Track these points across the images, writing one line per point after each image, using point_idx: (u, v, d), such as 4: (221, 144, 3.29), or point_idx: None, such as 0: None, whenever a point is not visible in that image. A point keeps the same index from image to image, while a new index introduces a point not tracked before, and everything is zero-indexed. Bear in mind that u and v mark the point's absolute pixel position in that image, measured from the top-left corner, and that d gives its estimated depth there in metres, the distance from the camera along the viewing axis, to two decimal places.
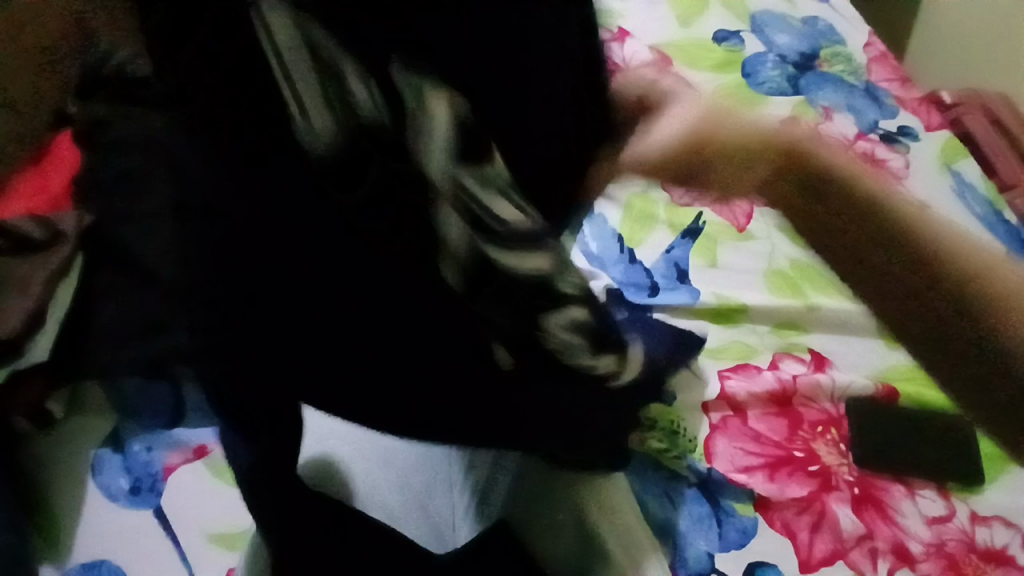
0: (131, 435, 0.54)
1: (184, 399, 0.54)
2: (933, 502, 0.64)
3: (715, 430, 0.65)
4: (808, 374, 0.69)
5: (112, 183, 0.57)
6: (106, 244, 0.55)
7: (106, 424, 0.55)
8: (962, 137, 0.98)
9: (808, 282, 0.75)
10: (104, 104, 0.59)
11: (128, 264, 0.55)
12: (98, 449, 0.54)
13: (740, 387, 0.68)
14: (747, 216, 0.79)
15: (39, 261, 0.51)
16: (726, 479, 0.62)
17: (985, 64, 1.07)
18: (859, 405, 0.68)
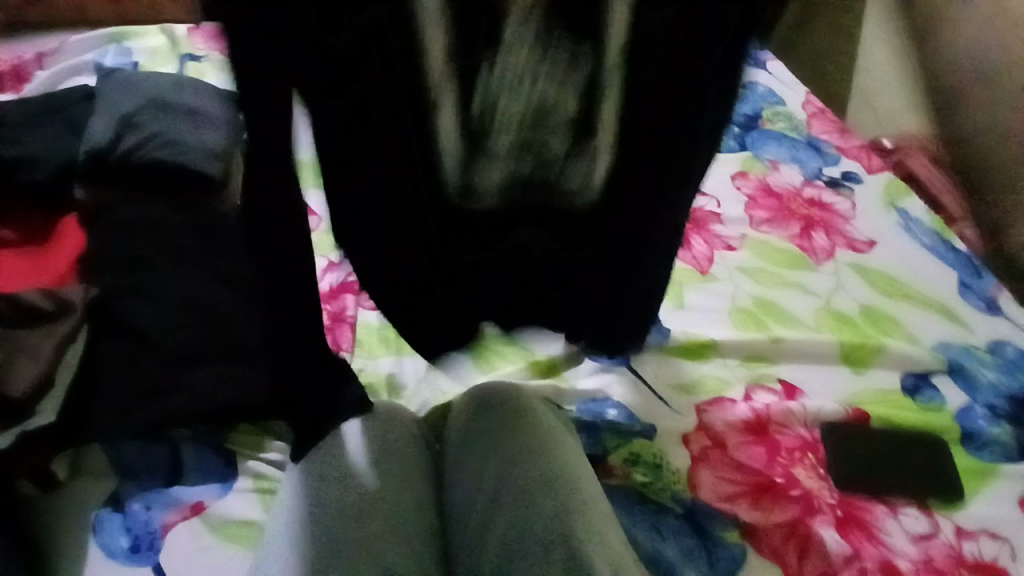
0: (130, 496, 0.56)
1: (181, 461, 0.58)
2: (916, 520, 0.66)
3: (697, 461, 0.67)
4: (780, 402, 0.72)
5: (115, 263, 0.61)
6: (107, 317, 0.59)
7: (106, 486, 0.57)
8: (906, 177, 1.07)
9: (771, 318, 0.80)
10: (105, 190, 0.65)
11: (125, 332, 0.59)
12: (99, 509, 0.56)
13: (717, 419, 0.70)
14: (710, 260, 0.85)
15: (47, 330, 0.55)
16: (712, 508, 0.64)
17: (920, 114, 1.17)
18: (834, 428, 0.71)
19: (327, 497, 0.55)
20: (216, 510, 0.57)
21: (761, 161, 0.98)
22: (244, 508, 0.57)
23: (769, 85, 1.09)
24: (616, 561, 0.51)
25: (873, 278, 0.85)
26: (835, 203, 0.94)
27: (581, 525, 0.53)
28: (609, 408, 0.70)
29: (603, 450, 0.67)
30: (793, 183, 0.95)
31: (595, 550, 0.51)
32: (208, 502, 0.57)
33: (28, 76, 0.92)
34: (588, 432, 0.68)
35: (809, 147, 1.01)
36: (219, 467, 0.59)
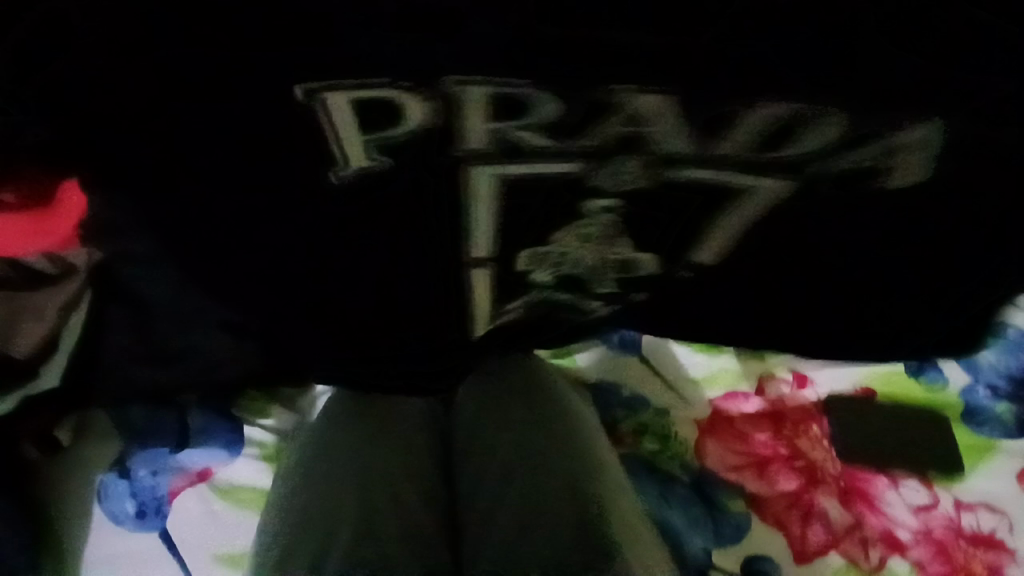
0: (136, 459, 0.56)
1: (189, 425, 0.58)
2: (916, 492, 0.68)
3: (704, 433, 0.66)
4: (793, 395, 0.71)
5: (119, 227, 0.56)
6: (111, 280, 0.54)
7: (112, 449, 0.57)
8: None
9: None
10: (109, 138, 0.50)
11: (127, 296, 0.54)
12: (103, 474, 0.56)
13: (731, 405, 0.68)
14: None
15: (52, 292, 0.53)
16: (719, 479, 0.64)
17: None
18: (845, 407, 0.71)
19: (337, 475, 0.54)
20: (224, 476, 0.57)
21: None
22: (254, 473, 0.57)
23: None
24: (632, 539, 0.51)
25: None
26: None
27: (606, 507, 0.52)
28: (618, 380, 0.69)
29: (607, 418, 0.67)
30: None
31: (620, 527, 0.51)
32: (214, 468, 0.57)
33: None
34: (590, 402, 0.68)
35: None
36: (224, 430, 0.58)
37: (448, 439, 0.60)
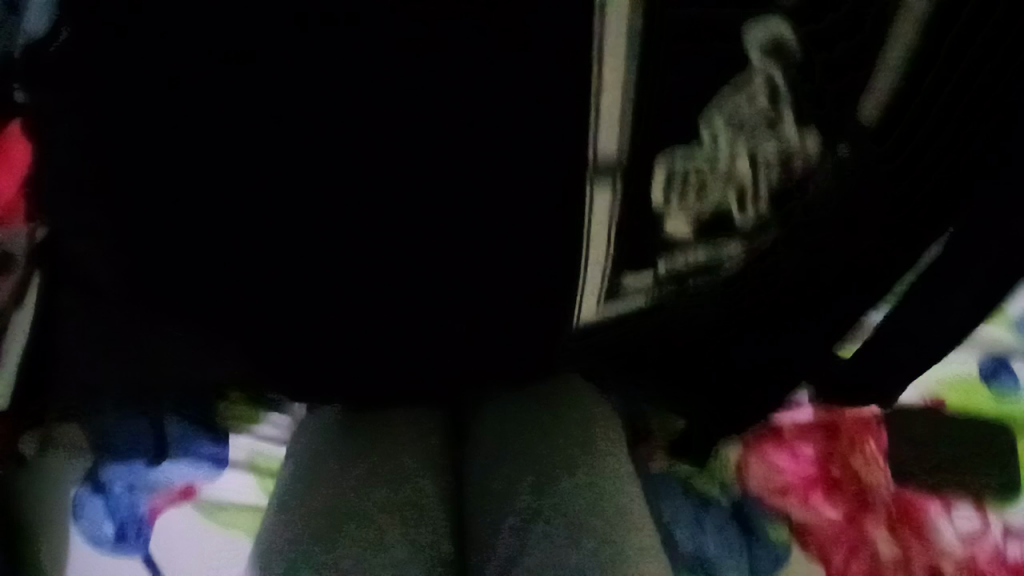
0: (109, 474, 0.52)
1: (161, 439, 0.51)
2: (967, 518, 0.62)
3: (749, 450, 0.60)
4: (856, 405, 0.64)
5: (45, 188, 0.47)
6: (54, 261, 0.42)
7: (83, 461, 0.52)
8: None
9: None
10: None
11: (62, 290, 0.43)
12: (76, 487, 0.52)
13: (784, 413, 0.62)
14: None
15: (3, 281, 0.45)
16: (760, 503, 0.59)
17: None
18: (908, 420, 0.65)
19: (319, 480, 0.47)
20: (210, 494, 0.53)
21: None
22: (243, 489, 0.53)
23: None
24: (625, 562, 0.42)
25: None
26: None
27: (602, 509, 0.45)
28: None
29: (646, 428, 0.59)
30: None
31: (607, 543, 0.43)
32: (197, 486, 0.53)
33: None
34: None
35: None
36: (208, 443, 0.53)
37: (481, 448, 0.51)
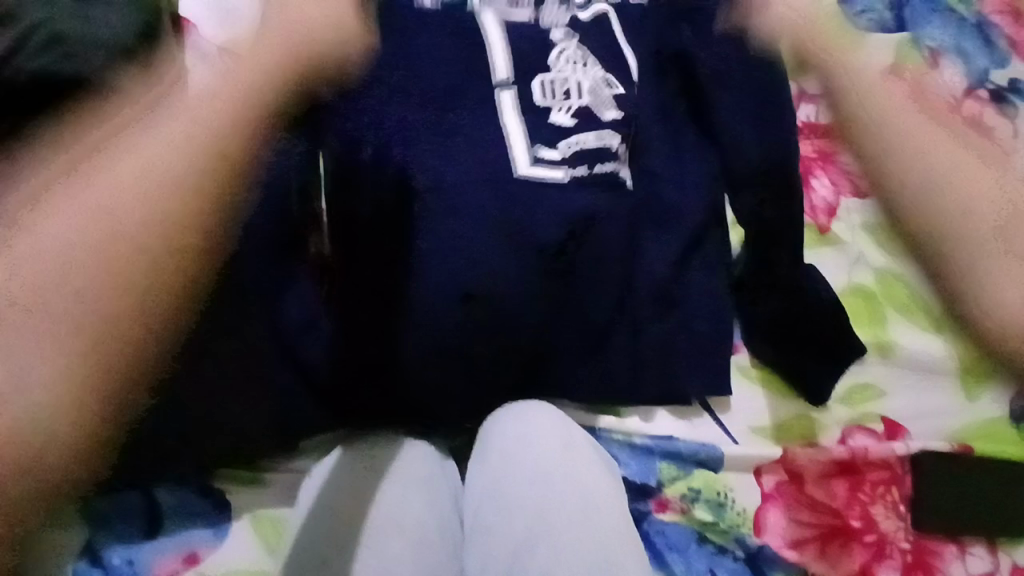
0: (105, 547, 0.57)
1: (159, 504, 0.59)
2: (980, 561, 0.61)
3: (767, 499, 0.60)
4: (881, 447, 0.62)
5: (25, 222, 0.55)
6: None
7: (79, 536, 0.57)
8: None
9: (893, 303, 0.67)
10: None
11: None
12: (76, 562, 0.57)
13: (803, 452, 0.61)
14: (829, 213, 0.68)
15: None
16: (777, 555, 0.58)
17: None
18: (937, 463, 0.62)
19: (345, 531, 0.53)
20: (212, 561, 0.58)
21: (919, 50, 0.81)
22: (244, 552, 0.58)
23: None
24: None
25: None
26: (995, 126, 0.82)
27: (574, 502, 0.52)
28: (675, 436, 0.62)
29: (657, 481, 0.60)
30: (953, 92, 0.81)
31: None
32: (201, 553, 0.58)
33: None
34: (638, 458, 0.61)
35: (977, 36, 0.89)
36: (203, 510, 0.59)
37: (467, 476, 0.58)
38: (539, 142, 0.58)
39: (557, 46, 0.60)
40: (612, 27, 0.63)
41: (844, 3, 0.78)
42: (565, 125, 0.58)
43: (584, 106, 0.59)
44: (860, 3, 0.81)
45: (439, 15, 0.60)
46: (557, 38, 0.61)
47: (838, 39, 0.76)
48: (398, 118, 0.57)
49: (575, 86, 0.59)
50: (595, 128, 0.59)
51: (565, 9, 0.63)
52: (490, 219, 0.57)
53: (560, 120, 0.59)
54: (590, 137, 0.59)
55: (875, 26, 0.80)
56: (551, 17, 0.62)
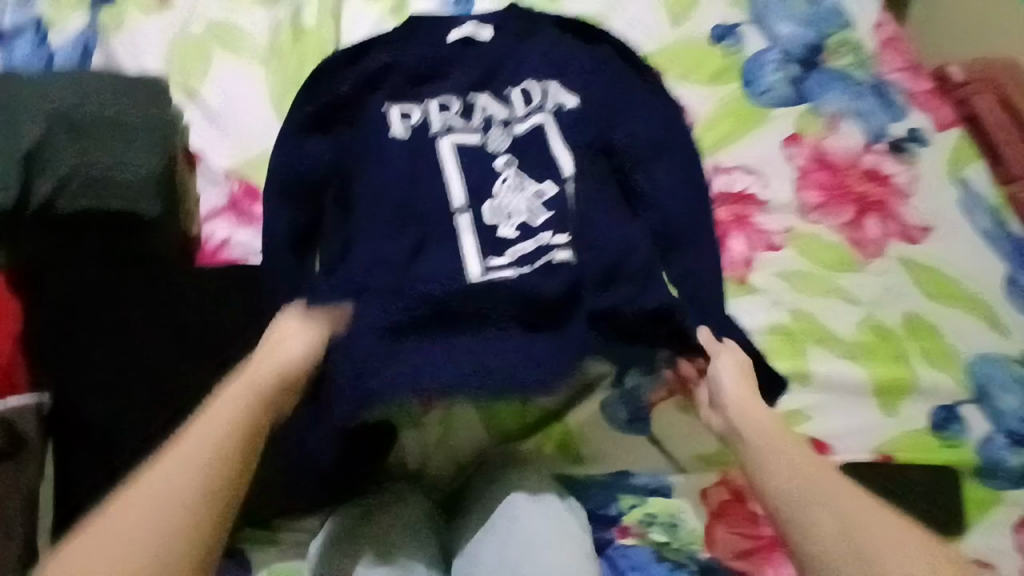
0: None
1: None
2: None
3: (715, 517, 0.71)
4: None
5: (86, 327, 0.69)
6: (65, 424, 0.67)
7: None
8: (969, 117, 1.14)
9: (812, 338, 0.78)
10: (88, 189, 0.71)
11: (90, 440, 0.66)
12: None
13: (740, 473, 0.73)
14: (747, 265, 0.82)
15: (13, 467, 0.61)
16: (727, 565, 0.68)
17: (995, 43, 1.23)
18: (863, 473, 0.73)
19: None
20: None
21: (820, 116, 0.94)
22: None
23: (837, 2, 1.07)
24: None
25: (923, 279, 0.85)
26: (894, 174, 0.93)
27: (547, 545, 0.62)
28: (630, 471, 0.74)
29: (618, 511, 0.71)
30: (852, 146, 0.93)
31: None
32: None
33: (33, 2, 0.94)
34: (603, 492, 0.72)
35: (875, 92, 1.01)
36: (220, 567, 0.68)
37: (453, 521, 0.68)
38: (489, 253, 0.70)
39: (501, 176, 0.74)
40: (549, 137, 0.77)
41: (743, 87, 0.94)
42: (510, 237, 0.71)
43: (523, 221, 0.72)
44: (761, 83, 0.96)
45: (406, 147, 0.75)
46: (500, 165, 0.75)
47: (743, 122, 0.91)
48: None
49: (516, 207, 0.72)
50: (532, 235, 0.71)
51: (506, 130, 0.78)
52: None
53: (506, 233, 0.71)
54: (530, 242, 0.71)
55: (776, 102, 0.94)
56: (496, 139, 0.77)
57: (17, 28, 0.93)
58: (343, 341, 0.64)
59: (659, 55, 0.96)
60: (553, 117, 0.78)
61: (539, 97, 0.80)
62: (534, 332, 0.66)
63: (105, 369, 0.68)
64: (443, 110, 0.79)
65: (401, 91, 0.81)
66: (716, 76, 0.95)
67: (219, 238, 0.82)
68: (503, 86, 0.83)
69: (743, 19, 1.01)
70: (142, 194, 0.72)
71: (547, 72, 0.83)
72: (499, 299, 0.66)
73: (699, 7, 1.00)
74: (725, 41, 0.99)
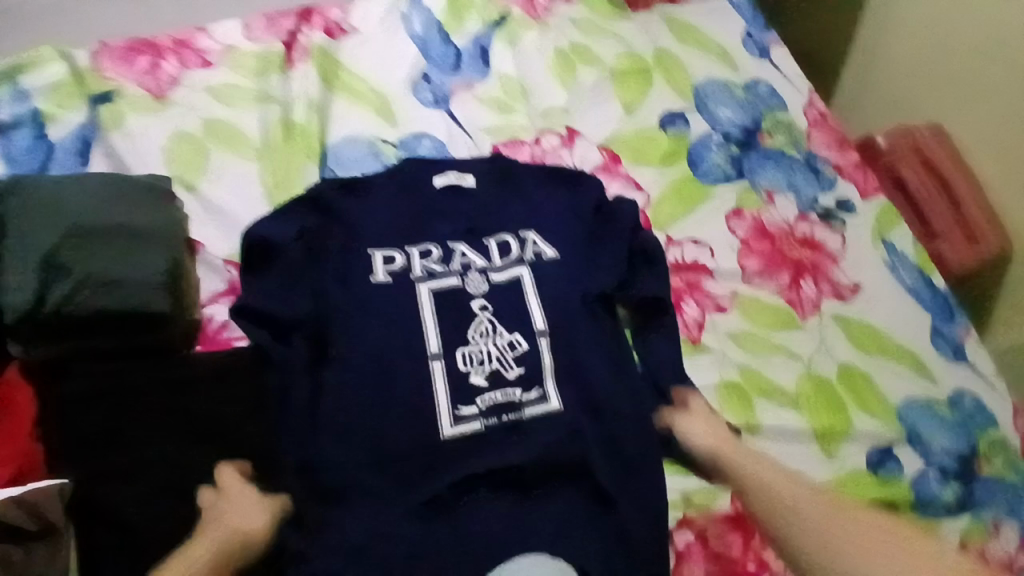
0: None
1: None
2: None
3: (682, 556, 0.81)
4: None
5: (105, 420, 0.79)
6: (86, 508, 0.76)
7: None
8: (896, 181, 1.27)
9: (756, 392, 0.89)
10: (102, 294, 0.79)
11: (111, 520, 0.75)
12: None
13: (700, 514, 0.84)
14: (700, 327, 0.93)
15: (41, 546, 0.68)
16: None
17: (915, 106, 1.33)
18: None
19: None
20: None
21: (757, 192, 1.07)
22: None
23: (770, 86, 1.21)
24: None
25: (855, 334, 0.96)
26: (826, 240, 1.05)
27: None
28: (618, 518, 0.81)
29: None
30: (787, 217, 1.06)
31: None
32: None
33: (29, 97, 1.04)
34: None
35: (807, 165, 1.13)
36: None
37: None
38: (460, 402, 0.80)
39: (476, 319, 0.84)
40: (524, 287, 0.87)
41: (690, 168, 1.07)
42: (481, 385, 0.81)
43: (494, 371, 0.82)
44: (705, 164, 1.09)
45: (394, 287, 0.85)
46: (475, 309, 0.85)
47: (690, 199, 1.04)
48: (375, 310, 0.84)
49: (488, 354, 0.82)
50: (500, 388, 0.81)
51: (484, 276, 0.87)
52: (450, 379, 0.81)
53: (477, 380, 0.81)
54: (498, 394, 0.81)
55: (719, 181, 1.07)
56: (474, 283, 0.86)
57: (16, 122, 1.02)
58: (343, 448, 0.78)
59: (614, 141, 1.10)
60: (529, 269, 0.88)
61: (518, 244, 0.90)
62: (504, 440, 0.80)
63: (122, 458, 0.78)
64: (424, 257, 0.88)
65: (392, 193, 0.94)
66: (665, 158, 1.08)
67: (219, 320, 0.91)
68: (482, 234, 0.92)
69: (688, 107, 1.15)
70: (152, 298, 0.80)
71: (520, 185, 0.97)
72: (478, 422, 0.80)
73: (646, 98, 1.15)
74: (672, 127, 1.12)
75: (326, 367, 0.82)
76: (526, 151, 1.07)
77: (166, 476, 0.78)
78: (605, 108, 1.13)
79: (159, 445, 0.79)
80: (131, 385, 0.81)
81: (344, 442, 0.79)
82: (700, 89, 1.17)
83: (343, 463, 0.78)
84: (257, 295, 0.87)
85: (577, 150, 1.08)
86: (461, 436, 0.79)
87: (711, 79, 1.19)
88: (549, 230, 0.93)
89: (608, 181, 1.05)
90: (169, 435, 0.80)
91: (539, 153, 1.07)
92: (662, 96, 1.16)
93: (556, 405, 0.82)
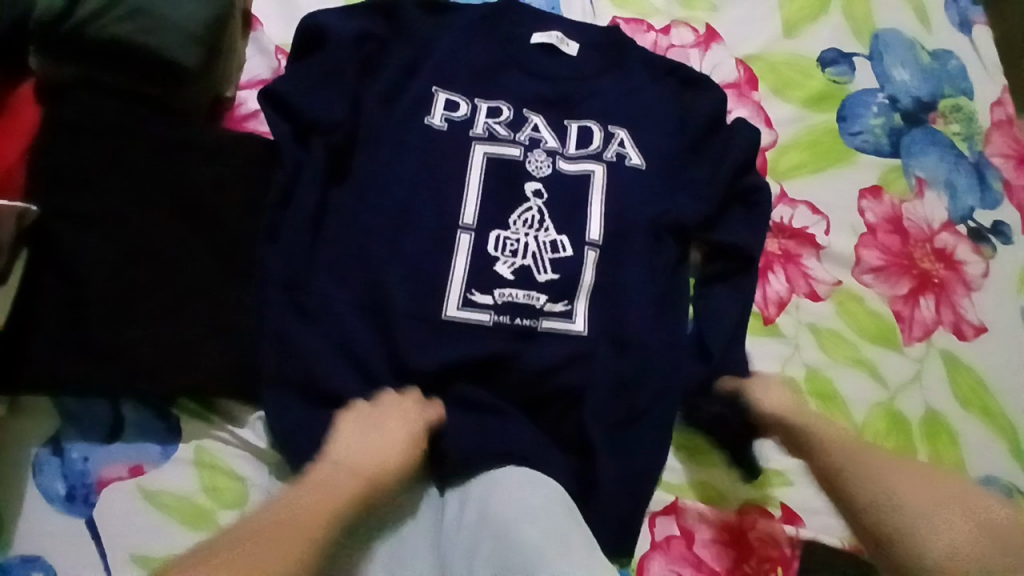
0: (70, 442, 0.66)
1: (122, 418, 0.67)
2: None
3: (656, 548, 0.68)
4: (771, 524, 0.69)
5: (91, 158, 0.67)
6: (46, 245, 0.65)
7: (49, 425, 0.66)
8: None
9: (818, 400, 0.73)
10: (120, 17, 0.65)
11: (65, 269, 0.65)
12: (39, 448, 0.65)
13: (695, 507, 0.69)
14: (780, 306, 0.77)
15: None
16: None
17: None
18: (821, 556, 0.68)
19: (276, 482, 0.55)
20: (152, 476, 0.65)
21: (907, 178, 0.86)
22: (181, 475, 0.66)
23: (963, 62, 0.94)
24: None
25: (959, 379, 0.77)
26: (966, 262, 0.83)
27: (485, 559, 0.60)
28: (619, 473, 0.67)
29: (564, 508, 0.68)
30: (931, 220, 0.84)
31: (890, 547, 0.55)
32: (145, 467, 0.66)
33: None
34: None
35: (973, 171, 0.88)
36: (156, 431, 0.67)
37: None
38: (476, 286, 0.67)
39: (525, 203, 0.69)
40: (593, 185, 0.71)
41: (836, 122, 0.86)
42: (505, 276, 0.67)
43: (525, 268, 0.68)
44: (857, 123, 0.87)
45: (445, 135, 0.71)
46: (529, 191, 0.70)
47: (826, 157, 0.84)
48: (415, 155, 0.70)
49: (525, 246, 0.68)
50: (525, 287, 0.67)
51: (551, 159, 0.71)
52: (473, 259, 0.67)
53: (502, 271, 0.67)
54: (520, 295, 0.67)
55: (866, 148, 0.86)
56: (536, 162, 0.71)
57: None
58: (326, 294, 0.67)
59: (759, 60, 0.89)
60: (605, 169, 0.72)
61: (603, 137, 0.74)
62: (509, 347, 0.67)
63: (101, 203, 0.66)
64: (491, 114, 0.72)
65: (481, 31, 0.77)
66: (811, 101, 0.87)
67: (251, 108, 0.77)
68: (565, 113, 0.75)
69: (859, 51, 0.92)
70: (176, 41, 0.67)
71: (631, 71, 0.79)
72: (488, 317, 0.67)
73: (817, 25, 0.92)
74: (834, 68, 0.90)
75: (341, 198, 0.70)
76: (650, 37, 0.88)
77: (147, 271, 0.66)
78: (762, 19, 0.91)
79: (148, 250, 0.66)
80: (130, 173, 0.67)
81: (329, 285, 0.67)
82: (880, 37, 0.93)
83: (324, 308, 0.67)
84: (288, 88, 0.73)
85: (711, 56, 0.88)
86: (464, 323, 0.66)
87: (897, 30, 0.95)
88: (644, 134, 0.75)
89: (734, 105, 0.86)
90: (150, 246, 0.67)
91: (665, 45, 0.88)
92: (835, 28, 0.93)
93: (581, 329, 0.68)
